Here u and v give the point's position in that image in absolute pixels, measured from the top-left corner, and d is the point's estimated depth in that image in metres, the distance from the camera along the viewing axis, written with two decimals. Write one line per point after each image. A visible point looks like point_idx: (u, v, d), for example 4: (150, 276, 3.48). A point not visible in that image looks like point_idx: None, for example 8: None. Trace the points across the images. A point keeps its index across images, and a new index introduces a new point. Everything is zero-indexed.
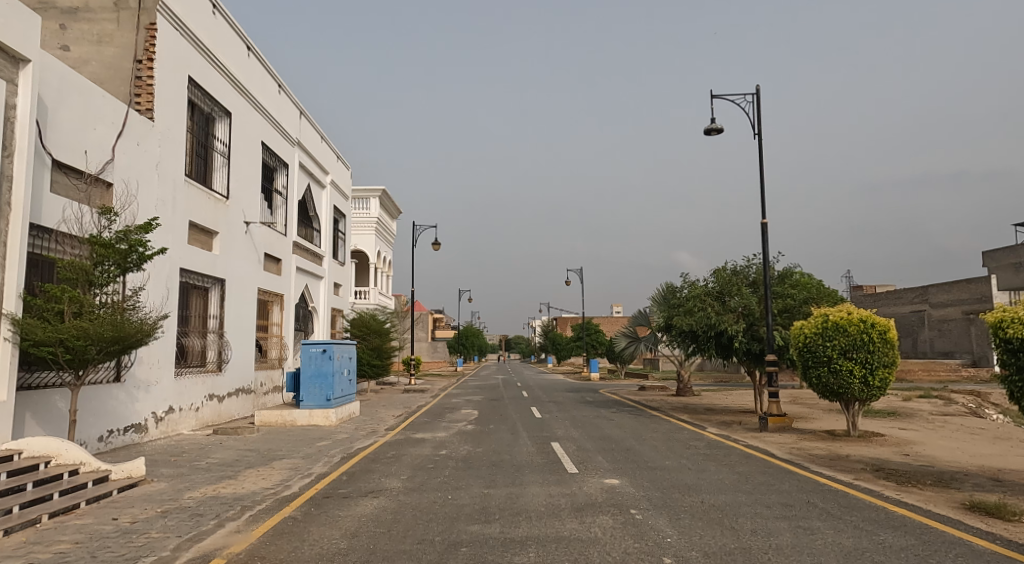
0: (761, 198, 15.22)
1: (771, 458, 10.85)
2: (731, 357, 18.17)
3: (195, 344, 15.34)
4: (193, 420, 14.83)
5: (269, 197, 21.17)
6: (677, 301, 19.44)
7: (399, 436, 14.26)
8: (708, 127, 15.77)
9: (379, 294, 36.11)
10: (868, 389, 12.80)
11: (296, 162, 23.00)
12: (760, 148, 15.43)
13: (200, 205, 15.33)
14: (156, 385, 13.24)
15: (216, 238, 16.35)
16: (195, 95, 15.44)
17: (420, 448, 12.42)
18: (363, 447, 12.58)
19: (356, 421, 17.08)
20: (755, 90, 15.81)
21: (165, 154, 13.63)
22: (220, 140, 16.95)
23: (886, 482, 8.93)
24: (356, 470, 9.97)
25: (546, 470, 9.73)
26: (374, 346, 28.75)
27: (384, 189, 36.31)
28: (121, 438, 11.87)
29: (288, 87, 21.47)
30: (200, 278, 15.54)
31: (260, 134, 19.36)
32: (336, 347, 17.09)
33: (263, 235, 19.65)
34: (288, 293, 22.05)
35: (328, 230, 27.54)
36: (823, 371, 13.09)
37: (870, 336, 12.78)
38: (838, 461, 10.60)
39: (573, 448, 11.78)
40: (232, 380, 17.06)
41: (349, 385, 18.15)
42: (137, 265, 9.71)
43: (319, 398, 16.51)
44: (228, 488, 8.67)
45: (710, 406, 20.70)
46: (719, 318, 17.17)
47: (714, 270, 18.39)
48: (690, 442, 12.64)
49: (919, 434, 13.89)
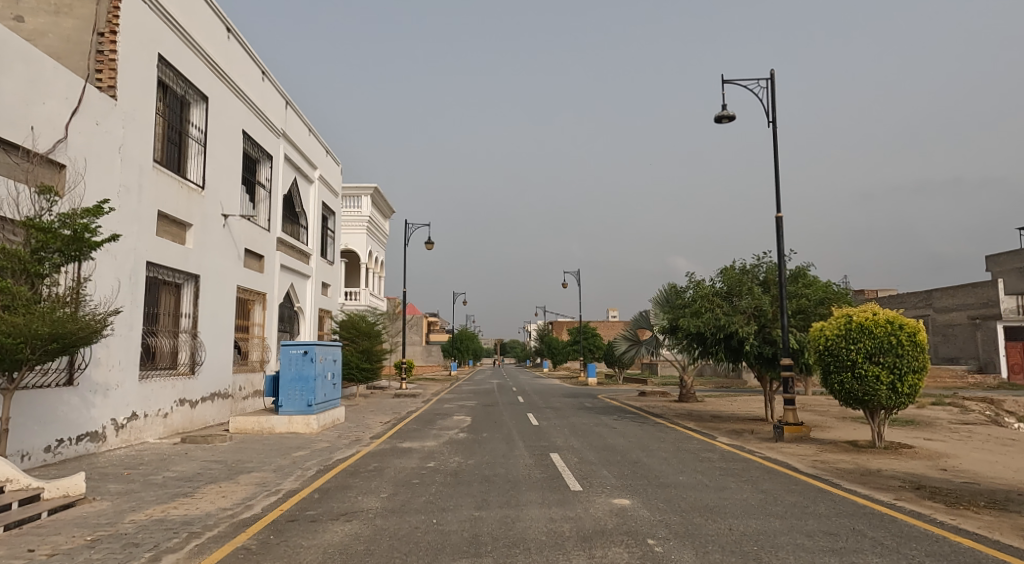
0: (775, 189, 14.15)
1: (795, 473, 9.76)
2: (741, 361, 17.06)
3: (165, 344, 14.17)
4: (161, 427, 13.66)
5: (251, 190, 20.01)
6: (684, 302, 18.35)
7: (384, 445, 13.11)
8: (720, 114, 14.71)
9: (370, 295, 34.92)
10: (896, 397, 11.69)
11: (281, 154, 21.82)
12: (774, 137, 14.38)
13: (172, 194, 14.21)
14: (118, 389, 12.08)
15: (190, 230, 15.21)
16: (166, 75, 14.30)
17: (407, 459, 11.28)
18: (343, 459, 11.42)
19: (339, 429, 15.91)
20: (770, 75, 14.76)
21: (130, 137, 12.52)
22: (196, 126, 15.81)
23: (933, 503, 7.82)
24: (331, 487, 8.82)
25: (546, 486, 8.60)
26: (363, 348, 27.55)
27: (376, 187, 35.17)
28: (72, 448, 10.75)
29: (272, 74, 20.32)
30: (170, 273, 14.40)
31: (240, 122, 18.18)
32: (319, 348, 15.95)
33: (244, 230, 18.47)
34: (271, 293, 20.86)
35: (316, 228, 26.36)
36: (846, 377, 12.00)
37: (899, 339, 11.68)
38: (871, 477, 9.50)
39: (574, 461, 10.66)
40: (207, 383, 15.90)
41: (333, 390, 17.01)
42: (85, 254, 8.62)
43: (299, 403, 15.40)
44: (179, 509, 7.51)
45: (717, 413, 19.57)
46: (729, 320, 16.10)
47: (722, 269, 17.33)
48: (703, 454, 11.51)
49: (949, 445, 12.81)
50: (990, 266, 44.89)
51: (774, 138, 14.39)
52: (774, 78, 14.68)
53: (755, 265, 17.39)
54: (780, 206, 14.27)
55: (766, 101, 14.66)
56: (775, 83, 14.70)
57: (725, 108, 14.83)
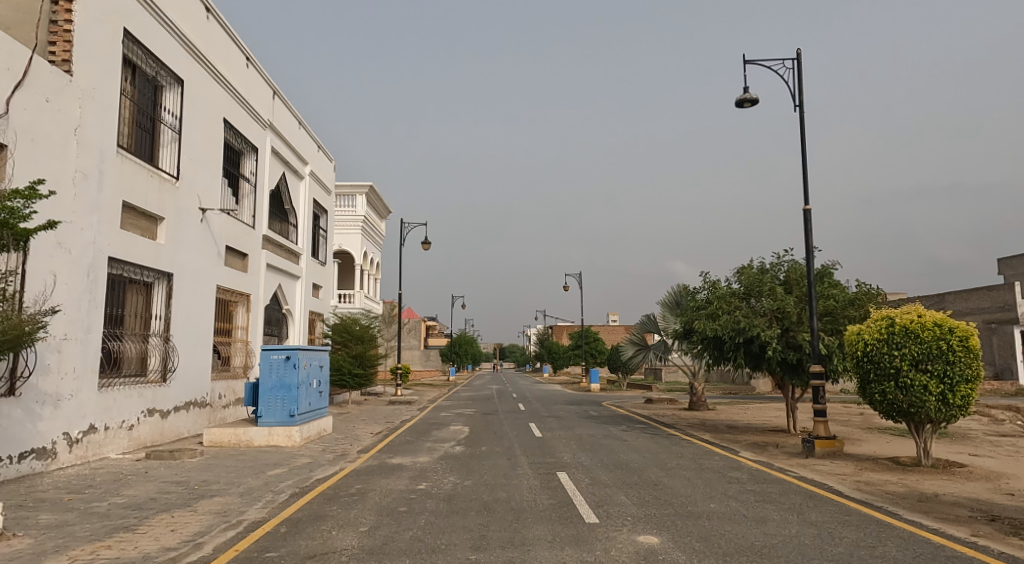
0: (803, 178, 12.87)
1: (840, 499, 8.46)
2: (761, 367, 15.75)
3: (131, 348, 12.86)
4: (125, 441, 12.35)
5: (235, 183, 18.69)
6: (699, 304, 17.05)
7: (372, 462, 11.78)
8: (741, 97, 13.45)
9: (365, 298, 33.60)
10: (945, 409, 10.39)
11: (267, 147, 20.51)
12: (801, 122, 13.12)
13: (140, 183, 12.92)
14: (72, 399, 10.79)
15: (162, 225, 13.89)
16: (134, 54, 12.96)
17: (395, 480, 9.96)
18: (323, 479, 10.09)
19: (325, 441, 14.61)
20: (796, 56, 13.52)
21: (89, 118, 11.23)
22: (170, 111, 14.50)
23: (1020, 541, 6.55)
24: (302, 518, 7.51)
25: (555, 518, 7.29)
26: (355, 353, 26.31)
27: (372, 185, 33.88)
28: (12, 468, 9.43)
29: (258, 61, 19.02)
30: (139, 271, 13.11)
31: (221, 109, 16.87)
32: (303, 353, 14.63)
33: (225, 225, 17.14)
34: (256, 294, 19.54)
35: (307, 226, 25.04)
36: (889, 387, 10.71)
37: (949, 344, 10.36)
38: (931, 504, 8.19)
39: (586, 482, 9.33)
40: (181, 391, 14.59)
41: (319, 398, 15.74)
42: (14, 244, 7.29)
43: (281, 414, 14.07)
44: (113, 550, 6.19)
45: (732, 424, 18.23)
46: (749, 322, 14.79)
47: (740, 268, 16.05)
48: (728, 473, 10.21)
49: (1002, 463, 11.51)
50: (1002, 269, 43.70)
51: (802, 122, 13.12)
52: (801, 59, 13.43)
53: (774, 264, 16.12)
54: (807, 198, 13.00)
55: (792, 82, 13.40)
56: (801, 64, 13.44)
57: (747, 90, 13.57)
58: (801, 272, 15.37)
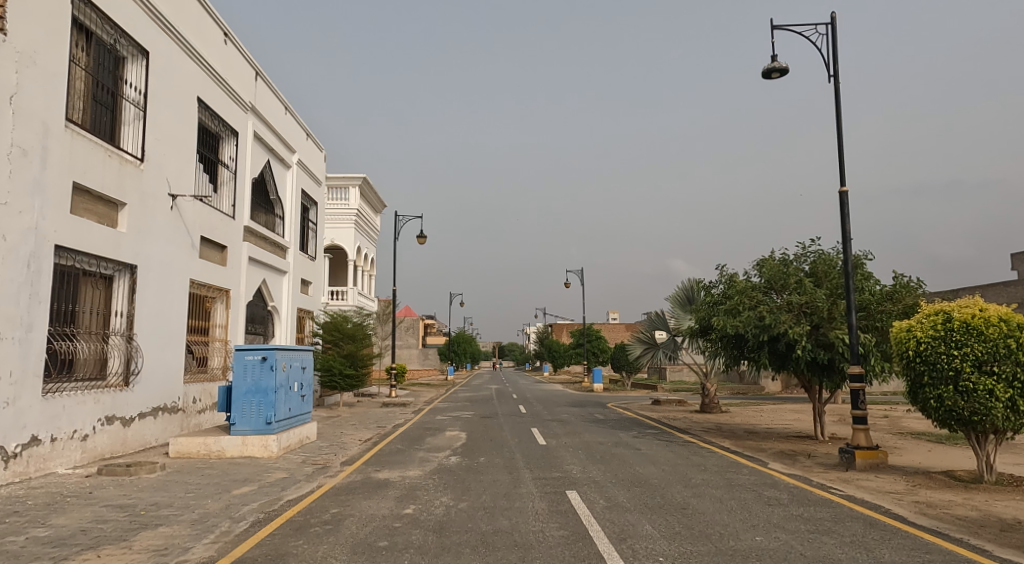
0: (838, 156, 11.51)
1: (910, 529, 7.06)
2: (786, 367, 14.36)
3: (87, 349, 11.46)
4: (77, 453, 10.93)
5: (212, 169, 17.24)
6: (716, 299, 15.67)
7: (355, 476, 10.41)
8: (769, 67, 12.06)
9: (358, 294, 32.15)
10: (1015, 417, 9.00)
11: (249, 131, 19.06)
12: (837, 94, 11.74)
13: (95, 163, 11.46)
14: (9, 408, 9.39)
15: (123, 211, 12.45)
16: (87, 18, 11.51)
17: (378, 501, 8.57)
18: (295, 500, 8.69)
19: (306, 451, 13.21)
20: (830, 20, 12.13)
21: (30, 86, 9.82)
22: (133, 85, 13.05)
23: None
24: (258, 558, 6.12)
25: (569, 559, 5.91)
26: (347, 353, 24.89)
27: (365, 176, 32.44)
28: None
29: (237, 37, 17.56)
30: (96, 263, 11.67)
31: (194, 87, 15.41)
32: (282, 354, 13.21)
33: (199, 213, 15.68)
34: (235, 290, 18.10)
35: (294, 218, 23.60)
36: (947, 392, 9.33)
37: (1019, 343, 8.98)
38: (1019, 536, 6.82)
39: (601, 505, 7.96)
40: (147, 395, 13.17)
41: (300, 403, 14.35)
42: None
43: (256, 421, 12.66)
44: None
45: (751, 428, 16.85)
46: (775, 318, 13.39)
47: (761, 260, 14.67)
48: (764, 492, 8.82)
49: None
50: (1017, 265, 42.14)
51: (838, 94, 11.74)
52: (835, 23, 12.06)
53: (799, 254, 14.74)
54: (844, 179, 11.63)
55: (826, 49, 12.04)
56: (837, 29, 12.07)
57: (776, 59, 12.17)
58: (830, 263, 14.01)
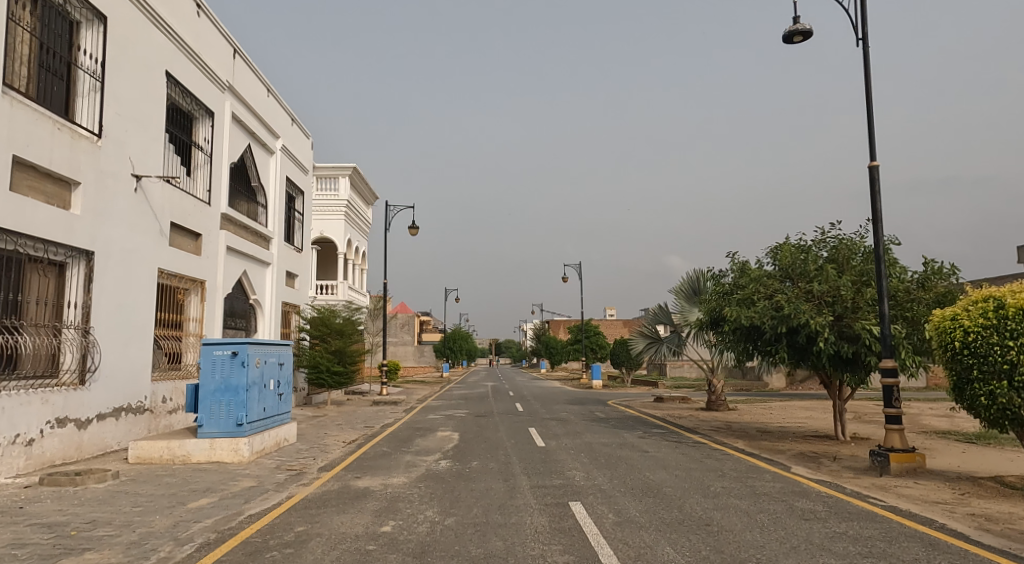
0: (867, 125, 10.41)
1: (978, 550, 5.95)
2: (804, 362, 13.22)
3: (32, 343, 10.26)
4: (20, 460, 9.76)
5: (184, 151, 16.05)
6: (728, 289, 14.55)
7: (332, 485, 9.27)
8: (790, 30, 10.94)
9: (348, 289, 30.94)
10: None
11: (226, 112, 17.85)
12: (867, 58, 10.63)
13: (42, 136, 10.29)
14: None
15: (77, 191, 11.27)
16: None
17: (353, 516, 7.42)
18: (257, 515, 7.54)
19: (281, 455, 12.06)
20: None
21: None
22: (88, 53, 11.83)
23: None
24: None
25: None
26: (335, 348, 23.67)
27: (356, 166, 31.20)
28: None
29: (211, 9, 16.36)
30: (43, 247, 10.47)
31: (162, 61, 14.20)
32: (255, 348, 12.03)
33: (169, 197, 14.50)
34: (212, 281, 16.90)
35: (279, 207, 22.40)
36: (1000, 387, 8.21)
37: None
38: None
39: (610, 521, 6.82)
40: (107, 394, 12.00)
41: (277, 403, 13.19)
42: None
43: (225, 423, 11.43)
44: None
45: (764, 428, 15.73)
46: (794, 308, 12.25)
47: (777, 246, 13.55)
48: (797, 504, 7.70)
49: None
50: None
51: (867, 58, 10.63)
52: None
53: (817, 240, 13.64)
54: (873, 153, 10.51)
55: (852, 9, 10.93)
56: None
57: (798, 21, 11.03)
58: (851, 248, 12.92)
